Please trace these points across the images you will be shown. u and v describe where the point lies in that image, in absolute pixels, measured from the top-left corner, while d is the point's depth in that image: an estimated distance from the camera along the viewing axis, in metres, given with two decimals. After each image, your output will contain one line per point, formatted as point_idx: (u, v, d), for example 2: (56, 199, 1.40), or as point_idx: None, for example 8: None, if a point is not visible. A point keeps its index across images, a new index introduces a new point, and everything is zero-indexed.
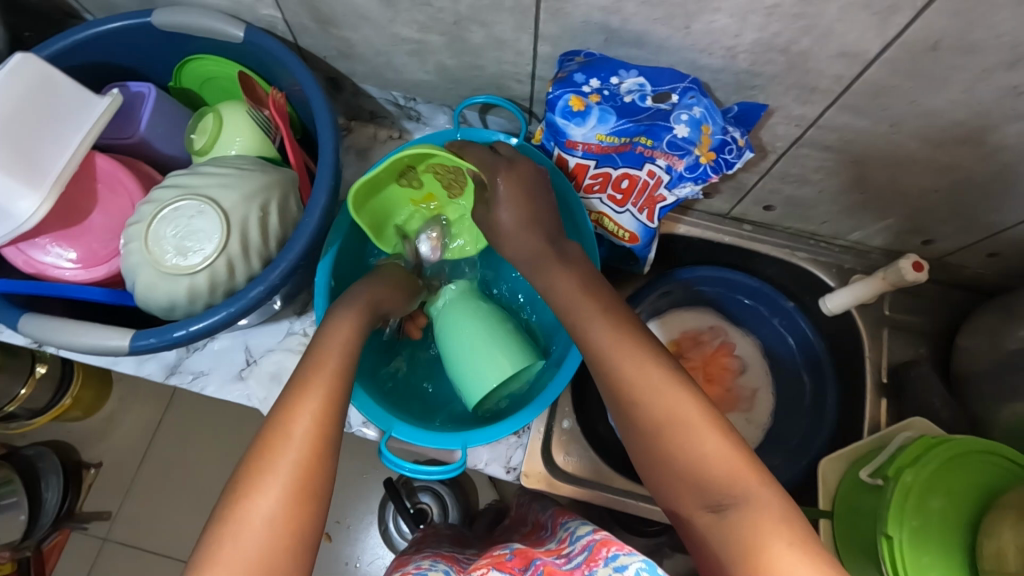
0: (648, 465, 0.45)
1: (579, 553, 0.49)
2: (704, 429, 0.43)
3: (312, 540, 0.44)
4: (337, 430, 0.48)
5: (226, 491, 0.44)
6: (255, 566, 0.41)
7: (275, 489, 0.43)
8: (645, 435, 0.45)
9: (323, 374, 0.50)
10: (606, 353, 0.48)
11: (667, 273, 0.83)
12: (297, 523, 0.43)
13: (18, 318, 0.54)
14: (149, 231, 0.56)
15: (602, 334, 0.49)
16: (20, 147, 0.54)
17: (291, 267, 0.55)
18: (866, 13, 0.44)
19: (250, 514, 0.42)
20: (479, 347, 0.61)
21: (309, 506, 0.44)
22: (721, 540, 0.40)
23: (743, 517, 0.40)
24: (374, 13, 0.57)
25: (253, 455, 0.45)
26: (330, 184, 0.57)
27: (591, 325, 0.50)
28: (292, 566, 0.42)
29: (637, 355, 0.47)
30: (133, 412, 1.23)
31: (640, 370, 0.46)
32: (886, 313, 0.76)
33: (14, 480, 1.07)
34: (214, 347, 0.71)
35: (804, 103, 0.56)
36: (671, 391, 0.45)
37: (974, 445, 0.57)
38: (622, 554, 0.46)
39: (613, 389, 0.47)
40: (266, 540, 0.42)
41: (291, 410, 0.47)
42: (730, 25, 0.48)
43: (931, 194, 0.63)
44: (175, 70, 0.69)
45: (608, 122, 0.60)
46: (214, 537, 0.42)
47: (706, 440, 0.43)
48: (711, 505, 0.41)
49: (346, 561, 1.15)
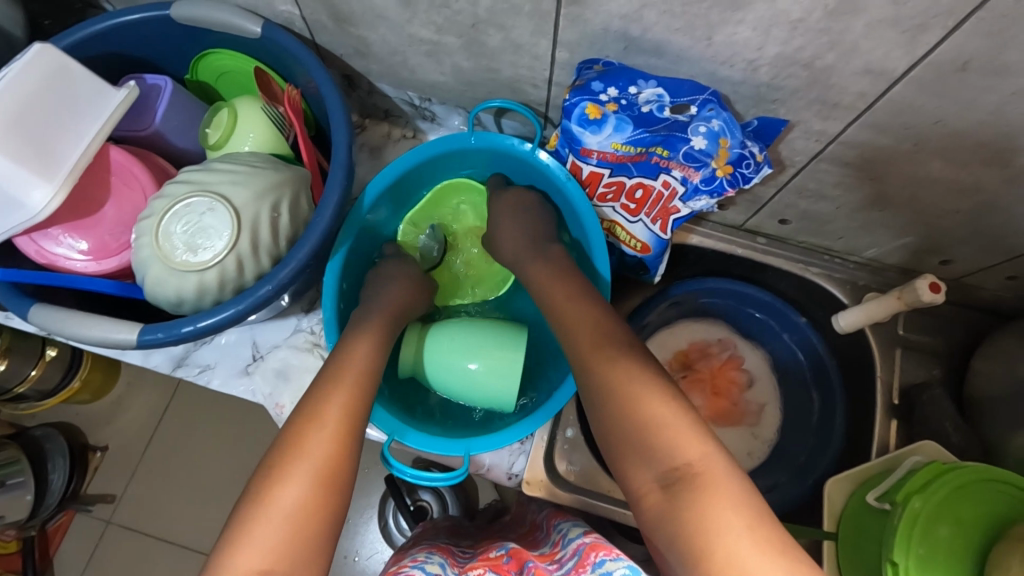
0: (613, 452, 0.48)
1: (569, 558, 0.50)
2: (663, 415, 0.46)
3: (337, 527, 0.45)
4: (363, 424, 0.50)
5: (257, 475, 0.46)
6: (284, 551, 0.42)
7: (305, 476, 0.45)
8: (612, 421, 0.49)
9: (350, 371, 0.52)
10: (587, 349, 0.53)
11: (670, 287, 0.82)
12: (323, 509, 0.44)
13: (29, 309, 0.55)
14: (159, 227, 0.55)
15: (587, 334, 0.54)
16: (37, 139, 0.54)
17: (301, 266, 0.55)
18: (894, 31, 0.43)
19: (279, 499, 0.44)
20: (452, 351, 0.64)
21: (336, 491, 0.45)
22: (670, 516, 0.43)
23: (689, 497, 0.42)
24: (391, 13, 0.57)
25: (284, 442, 0.47)
26: (343, 183, 0.57)
27: (578, 330, 0.55)
28: (321, 549, 0.43)
29: (615, 353, 0.52)
30: (140, 397, 1.24)
31: (614, 366, 0.50)
32: (899, 333, 0.75)
33: (21, 460, 1.08)
34: (221, 341, 0.72)
35: (825, 119, 0.55)
36: (639, 381, 0.49)
37: (984, 474, 0.56)
38: (608, 560, 0.47)
39: (589, 381, 0.52)
40: (292, 527, 0.43)
41: (321, 401, 0.50)
42: (753, 38, 0.48)
43: (952, 214, 0.62)
44: (192, 64, 0.69)
45: (625, 131, 0.59)
46: (243, 523, 0.43)
47: (662, 425, 0.46)
48: (662, 482, 0.44)
49: (344, 555, 1.15)
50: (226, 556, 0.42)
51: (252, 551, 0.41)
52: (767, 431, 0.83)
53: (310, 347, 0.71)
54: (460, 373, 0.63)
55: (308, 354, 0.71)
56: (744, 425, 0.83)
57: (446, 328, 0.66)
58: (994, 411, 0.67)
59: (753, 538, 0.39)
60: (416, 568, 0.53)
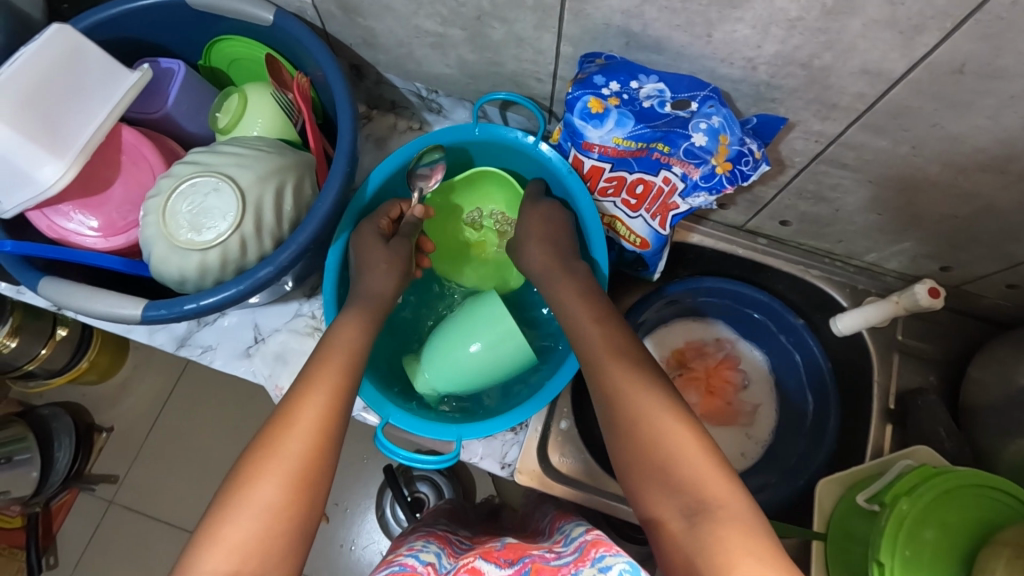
0: (626, 476, 0.47)
1: (570, 553, 0.49)
2: (682, 445, 0.45)
3: (308, 527, 0.45)
4: (341, 427, 0.49)
5: (231, 476, 0.46)
6: (252, 550, 0.43)
7: (275, 477, 0.45)
8: (628, 449, 0.47)
9: (329, 370, 0.52)
10: (605, 377, 0.50)
11: (655, 291, 0.81)
12: (293, 510, 0.45)
13: (38, 282, 0.56)
14: (166, 206, 0.57)
15: (602, 358, 0.52)
16: (54, 118, 0.56)
17: (302, 248, 0.56)
18: (890, 32, 0.44)
19: (249, 500, 0.44)
20: (456, 330, 0.64)
21: (308, 493, 0.46)
22: (692, 548, 0.41)
23: (711, 528, 0.41)
24: (397, 4, 0.58)
25: (259, 442, 0.47)
26: (346, 168, 0.58)
27: (596, 358, 0.52)
28: (289, 549, 0.44)
29: (631, 372, 0.50)
30: (146, 381, 1.26)
31: (633, 396, 0.48)
32: (897, 338, 0.75)
33: (27, 438, 1.11)
34: (223, 323, 0.73)
35: (824, 120, 0.55)
36: (656, 412, 0.47)
37: (966, 479, 0.56)
38: (608, 555, 0.46)
39: (605, 403, 0.49)
40: (264, 526, 0.43)
41: (299, 401, 0.49)
42: (752, 36, 0.48)
43: (951, 220, 0.62)
44: (205, 49, 0.70)
45: (626, 126, 0.60)
46: (216, 519, 0.44)
47: (684, 454, 0.44)
48: (685, 512, 0.42)
49: (341, 544, 1.16)
50: (197, 553, 0.42)
51: (221, 550, 0.42)
52: (759, 432, 0.83)
53: (311, 331, 0.72)
54: (478, 366, 0.64)
55: (307, 339, 0.72)
56: (736, 425, 0.82)
57: (457, 329, 0.64)
58: (989, 419, 0.67)
59: (768, 564, 0.39)
60: (411, 556, 0.53)
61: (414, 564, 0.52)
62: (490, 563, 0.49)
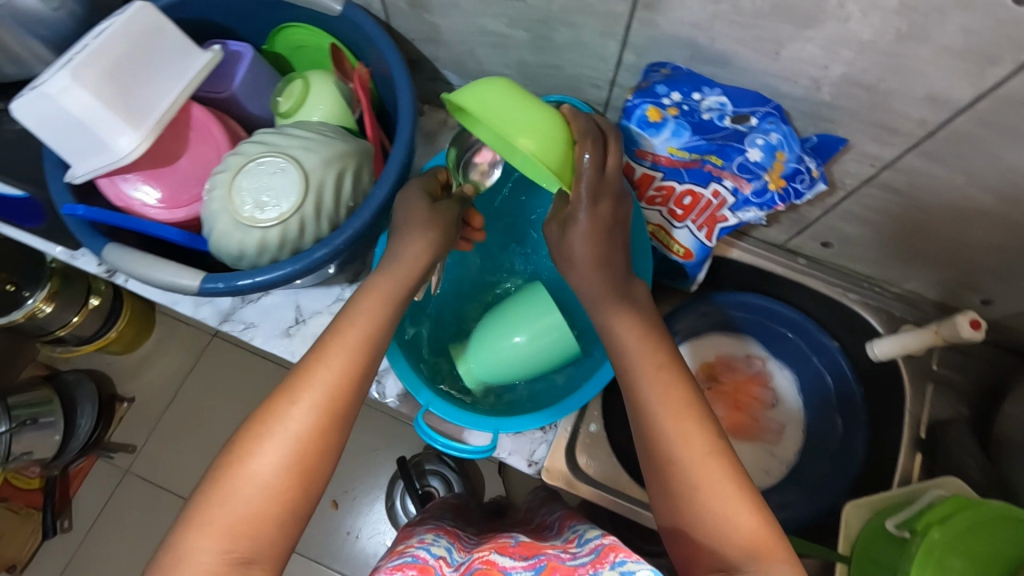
0: (659, 501, 0.47)
1: (586, 554, 0.49)
2: (720, 485, 0.44)
3: (303, 511, 0.46)
4: (335, 415, 0.48)
5: (223, 452, 0.46)
6: (240, 533, 0.43)
7: (260, 464, 0.45)
8: (661, 477, 0.47)
9: (344, 344, 0.50)
10: (648, 399, 0.48)
11: (702, 294, 0.82)
12: (289, 493, 0.45)
13: (102, 246, 0.58)
14: (232, 182, 0.59)
15: (643, 375, 0.49)
16: (132, 91, 0.58)
17: (357, 233, 0.57)
18: (960, 60, 0.44)
19: (240, 482, 0.44)
20: (494, 342, 0.65)
21: (299, 480, 0.46)
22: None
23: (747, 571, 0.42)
24: (466, 3, 0.59)
25: (250, 424, 0.47)
26: (404, 160, 0.59)
27: (637, 375, 0.49)
28: (276, 534, 0.45)
29: (672, 397, 0.48)
30: (170, 354, 1.29)
31: (675, 426, 0.47)
32: (931, 368, 0.76)
33: (53, 401, 1.13)
34: (266, 302, 0.75)
35: (881, 144, 0.55)
36: (702, 454, 0.46)
37: (1001, 512, 0.56)
38: (630, 561, 0.45)
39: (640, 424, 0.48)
40: (252, 510, 0.44)
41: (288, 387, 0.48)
42: (819, 56, 0.49)
43: (998, 253, 0.62)
44: (269, 36, 0.73)
45: (682, 137, 0.62)
46: (206, 498, 0.44)
47: (722, 494, 0.44)
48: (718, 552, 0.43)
49: (347, 532, 1.17)
50: (191, 524, 0.44)
51: (213, 530, 0.43)
52: (785, 452, 0.82)
53: None
54: (506, 359, 0.64)
55: None
56: (760, 443, 0.82)
57: (487, 328, 0.66)
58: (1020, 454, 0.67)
59: None
60: (423, 549, 0.53)
61: (425, 557, 0.51)
62: (506, 556, 0.49)
